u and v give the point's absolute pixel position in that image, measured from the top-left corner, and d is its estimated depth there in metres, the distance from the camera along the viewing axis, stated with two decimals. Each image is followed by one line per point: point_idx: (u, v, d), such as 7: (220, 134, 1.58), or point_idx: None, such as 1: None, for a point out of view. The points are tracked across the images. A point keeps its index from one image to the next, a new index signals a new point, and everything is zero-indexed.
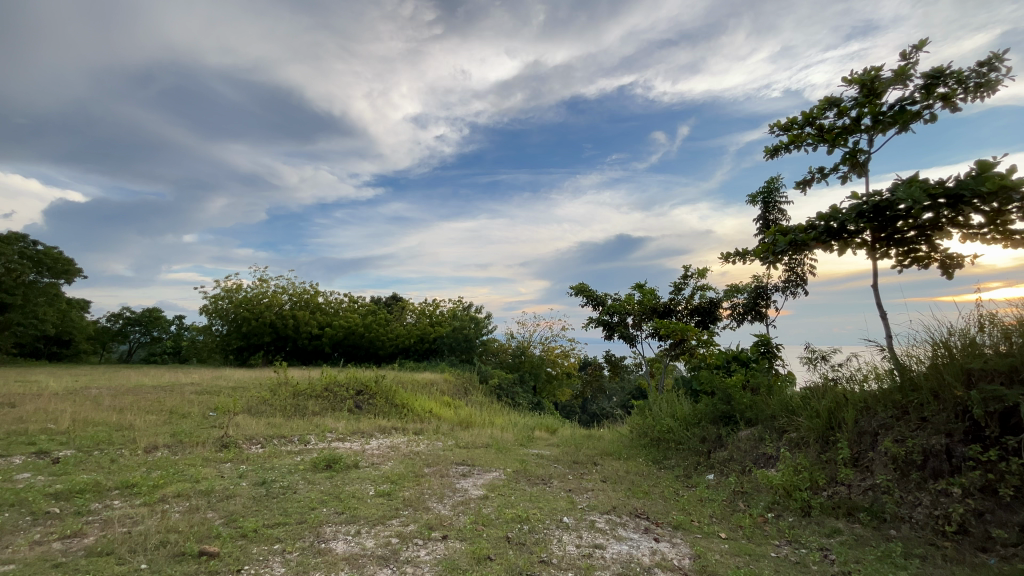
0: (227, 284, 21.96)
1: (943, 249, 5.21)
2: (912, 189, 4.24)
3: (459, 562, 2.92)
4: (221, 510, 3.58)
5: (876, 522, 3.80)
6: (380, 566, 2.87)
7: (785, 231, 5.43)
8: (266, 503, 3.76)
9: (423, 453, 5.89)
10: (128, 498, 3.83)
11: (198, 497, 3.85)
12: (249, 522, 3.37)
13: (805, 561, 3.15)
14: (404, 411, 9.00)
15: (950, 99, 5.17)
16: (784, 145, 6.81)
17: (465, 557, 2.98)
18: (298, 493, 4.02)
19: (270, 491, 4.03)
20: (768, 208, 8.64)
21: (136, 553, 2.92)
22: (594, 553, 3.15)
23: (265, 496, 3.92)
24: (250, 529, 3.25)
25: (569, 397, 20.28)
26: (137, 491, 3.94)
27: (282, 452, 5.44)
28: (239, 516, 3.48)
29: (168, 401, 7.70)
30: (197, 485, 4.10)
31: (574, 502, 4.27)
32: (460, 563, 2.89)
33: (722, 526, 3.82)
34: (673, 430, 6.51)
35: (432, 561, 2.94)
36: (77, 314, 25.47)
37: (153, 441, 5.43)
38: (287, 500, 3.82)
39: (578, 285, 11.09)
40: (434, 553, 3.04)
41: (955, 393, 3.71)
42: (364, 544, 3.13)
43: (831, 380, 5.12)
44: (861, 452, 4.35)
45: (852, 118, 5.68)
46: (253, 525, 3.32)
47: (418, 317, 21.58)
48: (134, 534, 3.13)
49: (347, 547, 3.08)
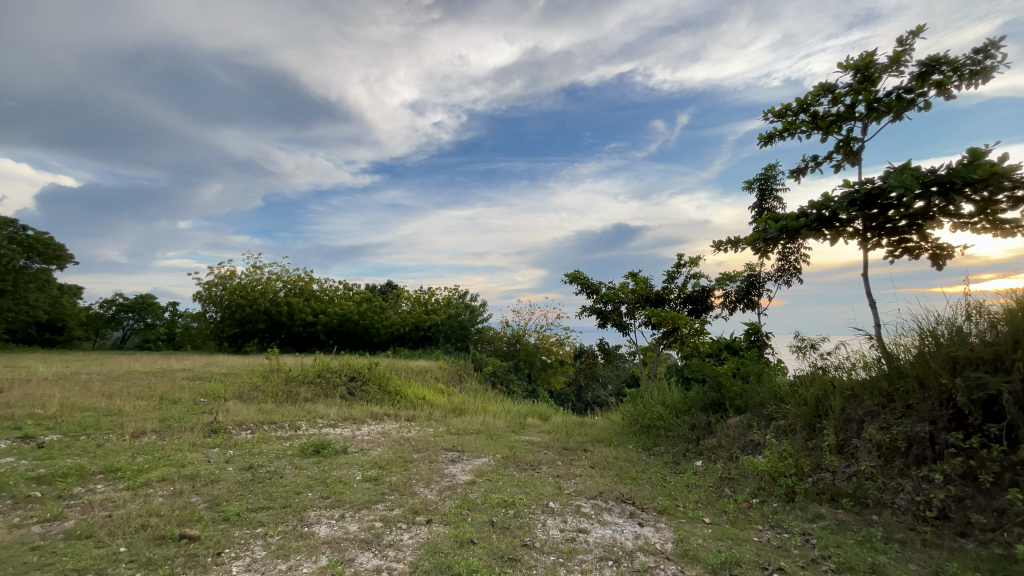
0: (220, 271, 21.72)
1: (934, 238, 5.16)
2: (904, 176, 4.04)
3: (441, 545, 2.93)
4: (205, 494, 3.57)
5: (859, 508, 3.77)
6: (361, 550, 2.87)
7: (777, 218, 5.29)
8: (251, 487, 3.77)
9: (414, 439, 5.92)
10: (111, 483, 3.81)
11: (182, 482, 3.84)
12: (232, 506, 3.36)
13: (787, 545, 3.10)
14: (397, 398, 9.03)
15: (944, 87, 4.64)
16: (779, 133, 6.60)
17: (447, 541, 2.99)
18: (284, 478, 4.03)
19: (256, 476, 4.03)
20: (764, 196, 8.59)
21: (115, 536, 2.92)
22: (578, 537, 3.17)
23: (250, 480, 3.91)
24: (232, 513, 3.25)
25: (563, 384, 20.46)
26: (120, 476, 3.92)
27: (271, 437, 5.44)
28: (223, 500, 3.48)
29: (159, 387, 7.68)
30: (182, 469, 4.08)
31: (561, 488, 4.29)
32: (442, 547, 2.90)
33: (707, 511, 3.83)
34: (663, 417, 6.58)
35: (414, 545, 2.95)
36: (69, 300, 25.15)
37: (140, 427, 5.41)
38: (272, 485, 3.82)
39: (573, 272, 11.11)
40: (417, 537, 3.05)
41: (940, 381, 3.70)
42: (346, 528, 3.14)
43: (820, 368, 5.17)
44: (847, 439, 4.36)
45: (846, 105, 5.37)
46: (236, 509, 3.31)
47: (413, 305, 21.58)
48: (114, 518, 3.13)
49: (329, 531, 3.09)
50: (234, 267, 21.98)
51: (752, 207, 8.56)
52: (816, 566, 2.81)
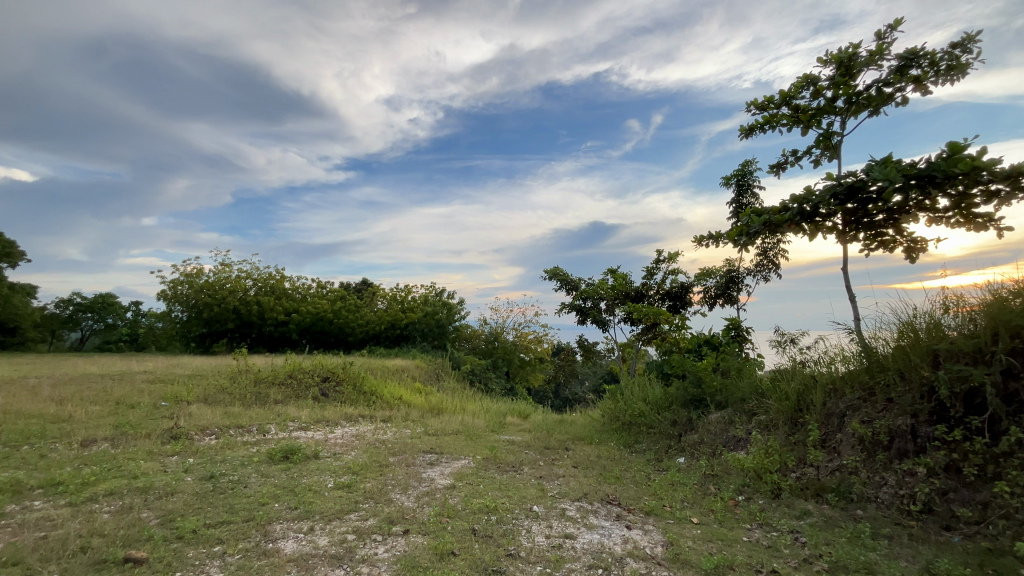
0: (186, 269, 20.85)
1: (909, 233, 5.23)
2: (887, 168, 4.00)
3: (420, 559, 2.75)
4: (158, 509, 3.30)
5: (843, 503, 3.75)
6: (332, 567, 2.66)
7: (759, 212, 5.25)
8: (210, 499, 3.51)
9: (390, 441, 5.71)
10: (51, 498, 3.49)
11: (133, 495, 3.54)
12: (188, 522, 3.10)
13: (777, 544, 3.03)
14: (373, 399, 8.76)
15: (922, 82, 4.65)
16: (759, 127, 6.55)
17: (426, 554, 2.80)
18: (248, 488, 3.77)
19: (217, 486, 3.76)
20: (741, 191, 8.65)
21: (49, 562, 2.63)
22: (565, 544, 3.03)
23: (210, 491, 3.65)
24: (187, 530, 2.99)
25: (542, 382, 20.40)
26: (62, 490, 3.59)
27: (236, 443, 5.15)
28: (177, 515, 3.21)
29: (116, 391, 7.23)
30: (134, 481, 3.78)
31: (544, 490, 4.16)
32: (420, 561, 2.72)
33: (695, 511, 3.75)
34: (645, 413, 6.53)
35: (390, 559, 2.76)
36: (21, 300, 23.77)
37: (91, 435, 5.04)
38: (235, 496, 3.57)
39: (552, 268, 11.02)
40: (393, 550, 2.86)
41: (922, 374, 3.71)
42: (315, 543, 2.92)
43: (799, 362, 5.17)
44: (829, 434, 4.35)
45: (826, 98, 5.33)
46: (192, 525, 3.06)
47: (389, 303, 21.16)
48: (50, 540, 2.84)
49: (296, 547, 2.86)
50: (201, 265, 21.13)
51: (730, 202, 8.60)
52: (808, 566, 2.75)
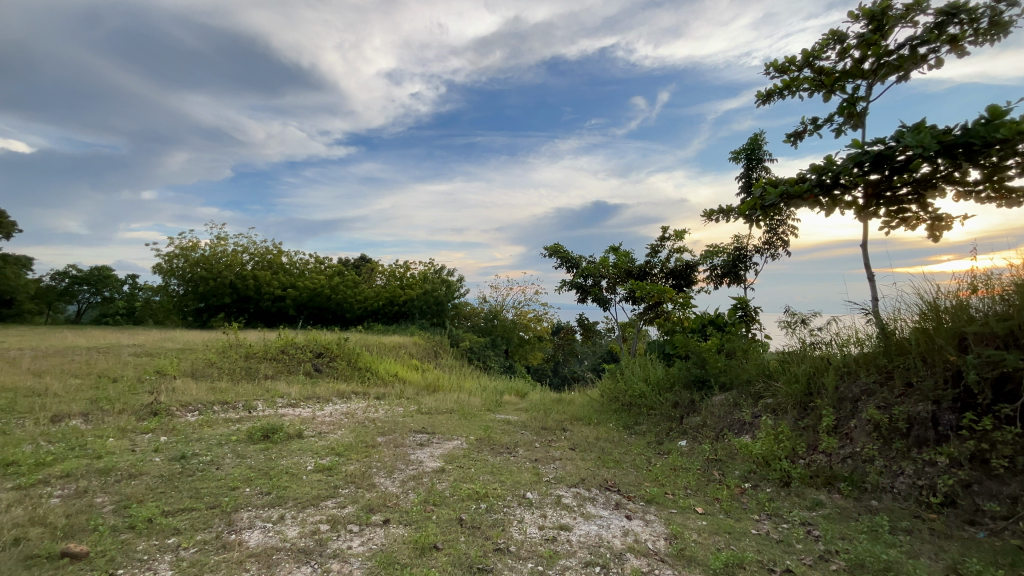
0: (181, 242, 20.53)
1: (933, 209, 4.92)
2: (921, 134, 3.65)
3: (398, 554, 2.54)
4: (114, 494, 3.09)
5: (857, 493, 3.54)
6: (299, 563, 2.46)
7: (774, 184, 4.91)
8: (176, 483, 3.30)
9: (380, 420, 5.53)
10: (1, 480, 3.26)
11: (92, 478, 3.33)
12: (144, 510, 2.90)
13: (789, 539, 2.83)
14: (367, 375, 8.60)
15: (958, 43, 4.27)
16: (778, 92, 6.13)
17: (406, 549, 2.60)
18: (220, 470, 3.57)
19: (185, 468, 3.56)
20: (751, 165, 8.27)
21: None
22: (559, 536, 2.84)
23: (177, 474, 3.44)
24: (141, 519, 2.79)
25: (541, 360, 20.35)
26: (16, 470, 3.37)
27: (217, 420, 4.94)
28: (133, 501, 3.00)
29: (100, 364, 7.05)
30: (95, 463, 3.56)
31: (539, 474, 3.96)
32: (398, 558, 2.51)
33: (699, 499, 3.55)
34: (645, 394, 6.33)
35: (365, 554, 2.55)
36: (15, 271, 23.53)
37: (64, 410, 4.84)
38: (204, 480, 3.36)
39: (553, 245, 10.72)
40: (369, 544, 2.65)
41: (947, 357, 3.47)
42: (283, 534, 2.72)
43: (810, 344, 4.94)
44: (841, 419, 4.14)
45: (853, 60, 4.92)
46: (148, 513, 2.85)
47: (388, 280, 20.93)
48: None
49: (261, 540, 2.66)
50: (196, 238, 20.77)
51: (740, 177, 8.23)
52: (824, 564, 2.55)
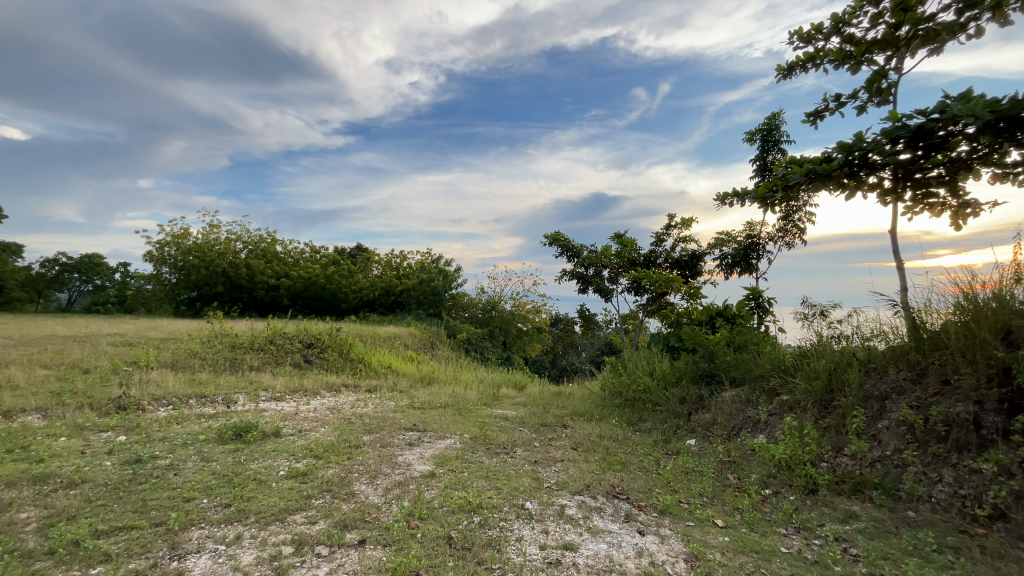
0: (172, 229, 20.09)
1: (964, 193, 4.59)
2: (971, 103, 3.28)
3: None
4: (44, 509, 2.77)
5: (891, 502, 3.24)
6: None
7: (797, 163, 4.54)
8: (122, 493, 2.98)
9: (368, 415, 5.20)
10: None
11: (25, 487, 3.01)
12: (71, 530, 2.57)
13: (825, 560, 2.52)
14: (359, 367, 8.28)
15: (1002, 9, 3.92)
16: (800, 65, 5.72)
17: None
18: (176, 477, 3.24)
19: (137, 475, 3.22)
20: (766, 148, 7.90)
21: None
22: (563, 558, 2.52)
23: (126, 482, 3.12)
24: (63, 543, 2.45)
25: (539, 352, 20.08)
26: None
27: (188, 416, 4.61)
28: (63, 518, 2.68)
29: (74, 353, 6.71)
30: (32, 469, 3.23)
31: (539, 479, 3.64)
32: None
33: (716, 509, 3.24)
34: (650, 389, 6.01)
35: None
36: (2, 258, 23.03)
37: (21, 404, 4.50)
38: (156, 489, 3.04)
39: (553, 233, 10.38)
40: (340, 572, 2.32)
41: (994, 353, 3.17)
42: (236, 561, 2.38)
43: (830, 337, 4.63)
44: (868, 420, 3.84)
45: (886, 27, 4.53)
46: (76, 534, 2.53)
47: (384, 270, 20.56)
48: None
49: (206, 569, 2.32)
50: (187, 226, 20.32)
51: (754, 160, 7.86)
52: None
